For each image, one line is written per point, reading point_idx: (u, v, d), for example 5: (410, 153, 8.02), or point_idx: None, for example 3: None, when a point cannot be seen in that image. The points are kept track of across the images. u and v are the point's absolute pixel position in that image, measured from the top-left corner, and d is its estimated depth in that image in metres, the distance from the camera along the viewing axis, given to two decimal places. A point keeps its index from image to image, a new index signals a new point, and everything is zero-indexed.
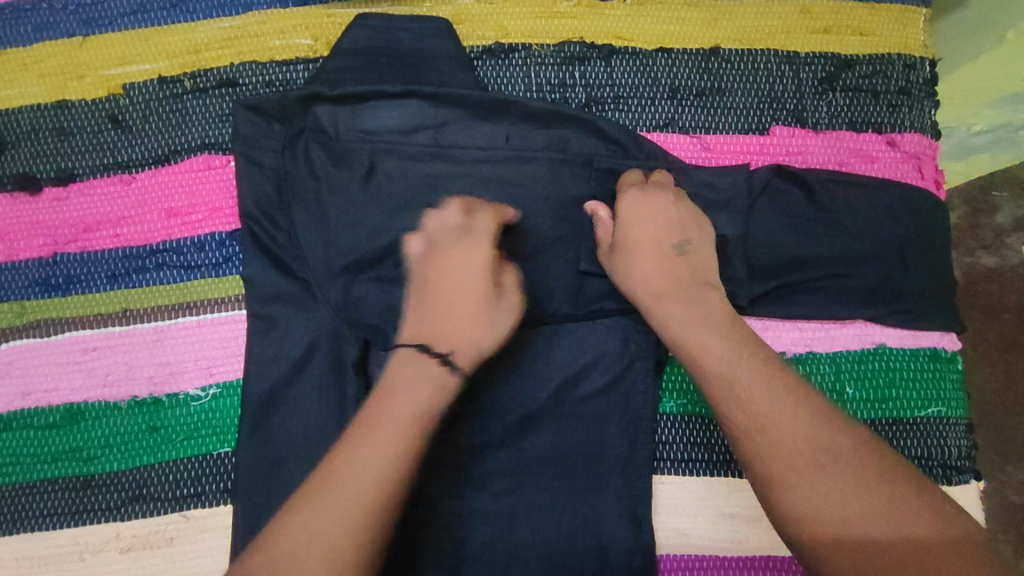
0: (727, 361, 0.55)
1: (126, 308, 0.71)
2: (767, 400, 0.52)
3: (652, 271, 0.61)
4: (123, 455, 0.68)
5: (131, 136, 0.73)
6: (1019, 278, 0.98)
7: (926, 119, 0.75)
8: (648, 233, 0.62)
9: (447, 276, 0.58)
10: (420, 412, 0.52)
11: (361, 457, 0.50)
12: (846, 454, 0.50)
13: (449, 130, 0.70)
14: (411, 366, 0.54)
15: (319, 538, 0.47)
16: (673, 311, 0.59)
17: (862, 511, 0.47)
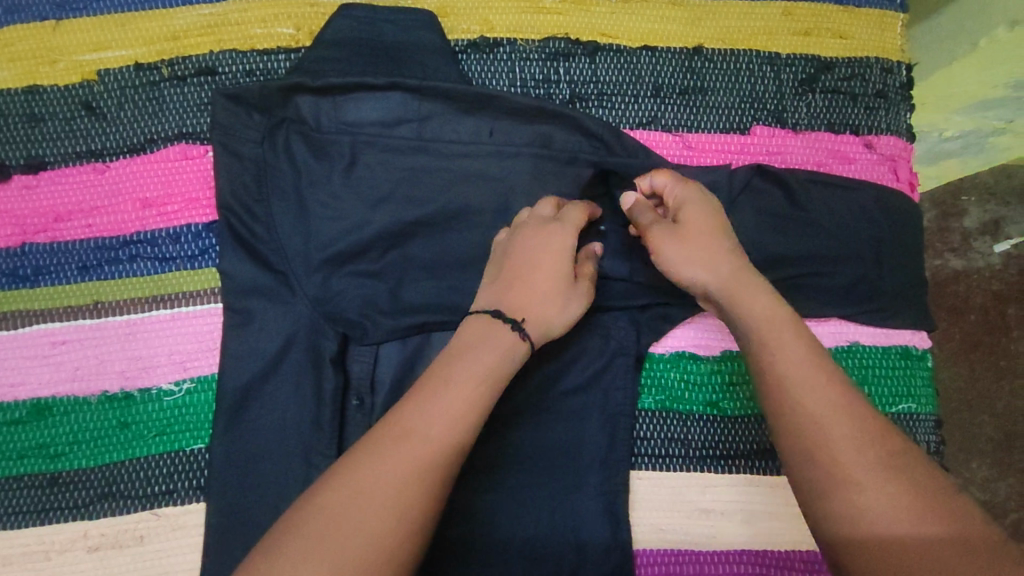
0: (793, 358, 0.52)
1: (97, 301, 0.69)
2: (830, 403, 0.49)
3: (714, 263, 0.57)
4: (92, 451, 0.66)
5: (104, 124, 0.71)
6: (984, 280, 1.01)
7: (902, 122, 0.77)
8: (704, 219, 0.59)
9: (526, 249, 0.59)
10: (460, 412, 0.49)
11: (392, 451, 0.47)
12: (909, 470, 0.46)
13: (433, 123, 0.70)
14: (483, 330, 0.54)
15: (332, 532, 0.44)
16: (745, 305, 0.55)
17: (910, 515, 0.44)
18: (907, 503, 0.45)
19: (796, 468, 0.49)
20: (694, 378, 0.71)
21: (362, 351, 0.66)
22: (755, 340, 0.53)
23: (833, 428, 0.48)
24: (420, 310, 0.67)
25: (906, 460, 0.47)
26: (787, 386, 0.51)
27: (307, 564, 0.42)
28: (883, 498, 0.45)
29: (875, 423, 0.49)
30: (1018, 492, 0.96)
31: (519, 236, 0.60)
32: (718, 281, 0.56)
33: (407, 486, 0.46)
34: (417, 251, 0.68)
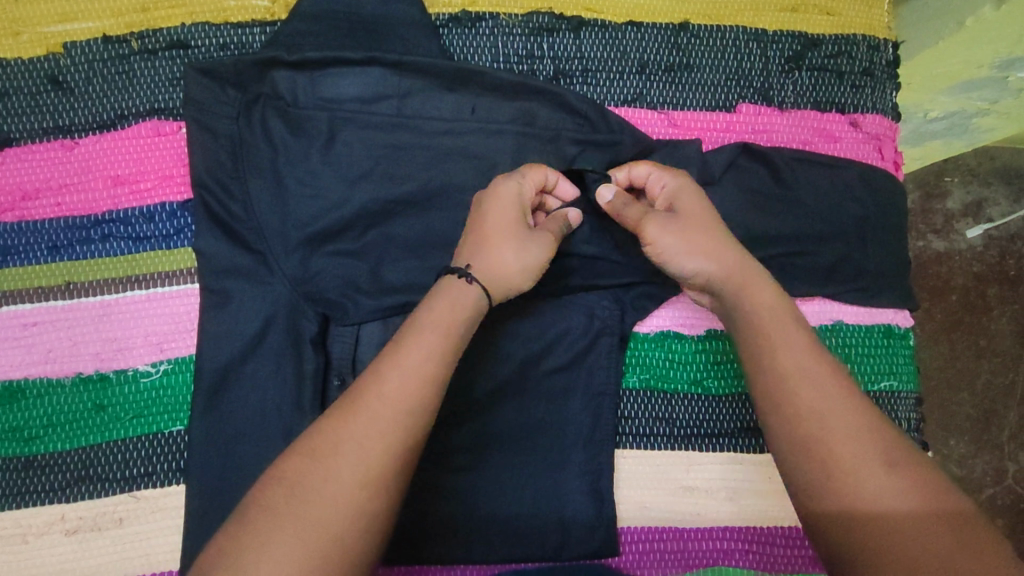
0: (791, 345, 0.52)
1: (69, 281, 0.67)
2: (823, 388, 0.50)
3: (716, 254, 0.57)
4: (67, 434, 0.65)
5: (72, 99, 0.69)
6: (965, 262, 1.02)
7: (888, 101, 0.76)
8: (701, 210, 0.60)
9: (500, 211, 0.58)
10: (425, 387, 0.48)
11: (359, 432, 0.46)
12: (903, 455, 0.47)
13: (413, 100, 0.68)
14: (454, 294, 0.53)
15: (302, 516, 0.43)
16: (754, 298, 0.55)
17: (892, 490, 0.45)
18: (902, 487, 0.45)
19: (790, 452, 0.49)
20: (679, 357, 0.71)
21: (343, 331, 0.65)
22: (756, 328, 0.54)
23: (829, 414, 0.49)
24: (401, 289, 0.66)
25: (897, 444, 0.48)
26: (786, 373, 0.51)
27: (280, 551, 0.41)
28: (870, 479, 0.46)
29: (866, 409, 0.49)
30: (993, 468, 0.98)
31: (493, 197, 0.58)
32: (722, 269, 0.56)
33: (379, 466, 0.45)
34: (399, 230, 0.67)
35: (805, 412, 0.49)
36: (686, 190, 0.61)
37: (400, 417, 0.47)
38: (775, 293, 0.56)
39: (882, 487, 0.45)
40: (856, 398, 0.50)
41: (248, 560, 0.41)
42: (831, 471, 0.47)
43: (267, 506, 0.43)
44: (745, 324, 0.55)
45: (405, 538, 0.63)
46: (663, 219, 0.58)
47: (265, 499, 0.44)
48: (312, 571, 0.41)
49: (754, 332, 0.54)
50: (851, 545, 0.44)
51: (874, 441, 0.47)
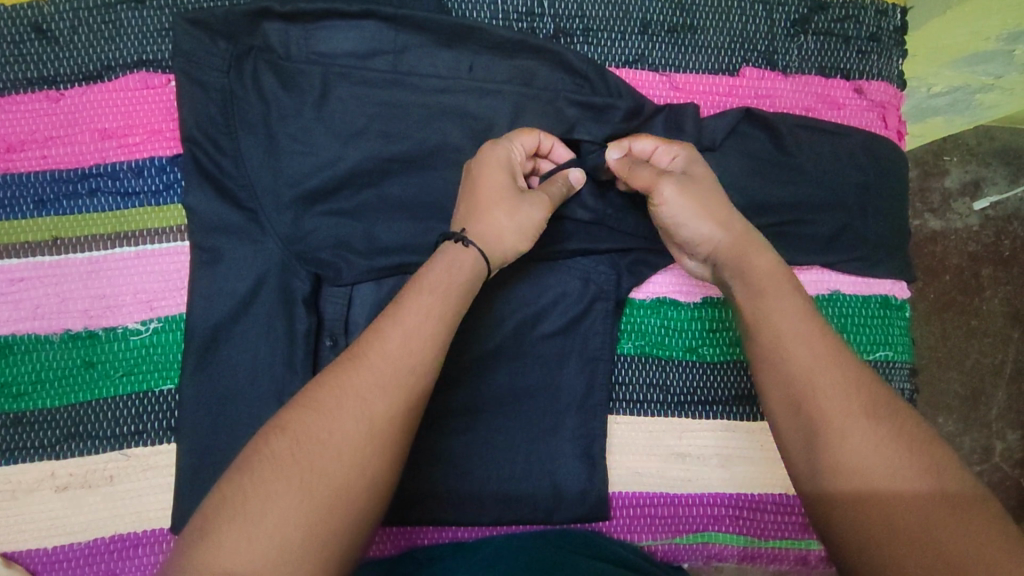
0: (786, 313, 0.51)
1: (57, 237, 0.66)
2: (822, 358, 0.49)
3: (721, 219, 0.55)
4: (57, 391, 0.64)
5: (57, 48, 0.67)
6: (961, 241, 1.01)
7: (894, 68, 0.75)
8: (709, 179, 0.59)
9: (491, 178, 0.57)
10: (430, 348, 0.48)
11: (363, 388, 0.45)
12: (896, 421, 0.46)
13: (409, 56, 0.66)
14: (453, 260, 0.52)
15: (308, 469, 0.42)
16: (758, 263, 0.54)
17: (892, 464, 0.44)
18: (895, 455, 0.44)
19: (789, 423, 0.48)
20: (674, 324, 0.70)
21: (336, 292, 0.65)
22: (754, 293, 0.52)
23: (822, 384, 0.48)
24: (395, 250, 0.65)
25: (889, 410, 0.47)
26: (782, 341, 0.50)
27: (285, 504, 0.40)
28: (870, 453, 0.44)
29: (859, 376, 0.48)
30: (981, 445, 0.99)
31: (482, 164, 0.57)
32: (730, 232, 0.55)
33: (384, 422, 0.44)
34: (392, 190, 0.65)
35: (798, 381, 0.48)
36: (694, 161, 0.60)
37: (404, 374, 0.46)
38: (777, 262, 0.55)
39: (875, 457, 0.44)
40: (850, 365, 0.49)
41: (253, 510, 0.40)
42: (825, 443, 0.46)
43: (271, 456, 0.42)
44: (744, 291, 0.53)
45: (396, 499, 0.63)
46: (675, 181, 0.57)
47: (268, 450, 0.43)
48: (297, 531, 0.39)
49: (749, 301, 0.53)
50: (847, 521, 0.43)
51: (864, 408, 0.46)
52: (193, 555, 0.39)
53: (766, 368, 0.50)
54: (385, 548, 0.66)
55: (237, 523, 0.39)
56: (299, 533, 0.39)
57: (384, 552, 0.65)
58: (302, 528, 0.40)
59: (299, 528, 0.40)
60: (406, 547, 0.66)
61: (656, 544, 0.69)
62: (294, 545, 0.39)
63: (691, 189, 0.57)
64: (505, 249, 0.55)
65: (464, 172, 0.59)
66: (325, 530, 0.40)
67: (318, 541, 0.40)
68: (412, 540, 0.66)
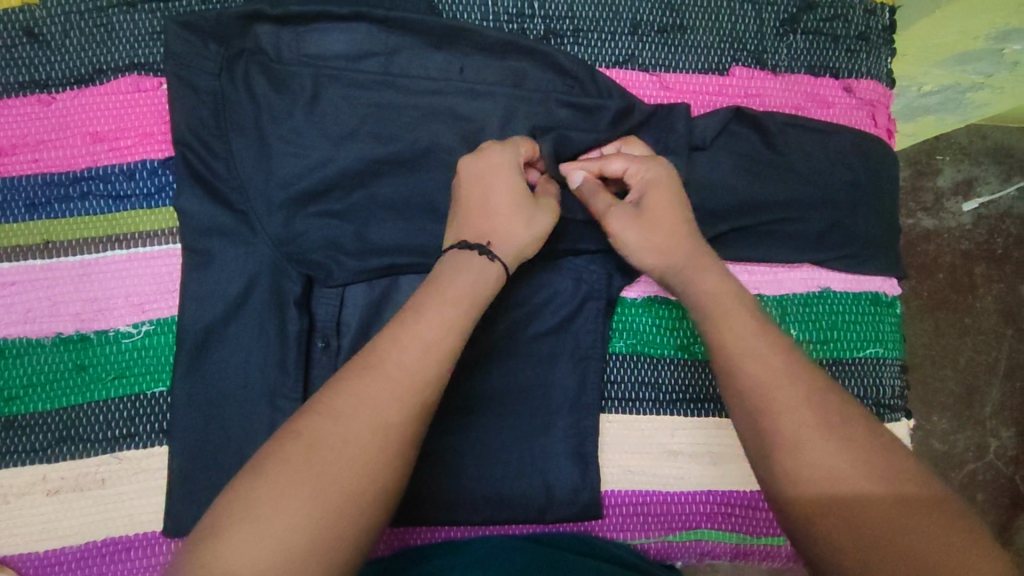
0: (744, 330, 0.49)
1: (48, 240, 0.66)
2: (775, 362, 0.47)
3: (661, 244, 0.56)
4: (48, 394, 0.64)
5: (48, 52, 0.67)
6: (954, 240, 1.02)
7: (883, 67, 0.75)
8: (669, 201, 0.57)
9: (499, 183, 0.57)
10: (443, 358, 0.47)
11: (378, 396, 0.44)
12: (855, 424, 0.45)
13: (400, 58, 0.67)
14: (472, 266, 0.52)
15: (321, 478, 0.41)
16: (702, 281, 0.53)
17: (853, 469, 0.43)
18: (858, 461, 0.43)
19: (749, 439, 0.47)
20: (665, 323, 0.70)
21: (328, 293, 0.65)
22: (704, 314, 0.52)
23: (783, 394, 0.46)
24: (386, 251, 0.65)
25: (849, 415, 0.46)
26: (740, 353, 0.48)
27: (292, 509, 0.39)
28: (829, 458, 0.44)
29: (816, 381, 0.47)
30: (975, 443, 0.99)
31: (485, 171, 0.57)
32: (672, 263, 0.55)
33: (397, 435, 0.44)
34: (384, 191, 0.66)
35: (758, 393, 0.47)
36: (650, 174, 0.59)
37: (417, 385, 0.45)
38: (732, 282, 0.53)
39: (841, 464, 0.43)
40: (807, 371, 0.48)
41: (259, 514, 0.39)
42: (789, 455, 0.44)
43: (281, 459, 0.41)
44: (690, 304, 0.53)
45: None
46: (623, 212, 0.58)
47: (279, 453, 0.42)
48: (307, 540, 0.39)
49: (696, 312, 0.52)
50: (807, 526, 0.43)
51: (823, 414, 0.45)
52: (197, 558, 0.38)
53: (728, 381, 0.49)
54: (378, 548, 0.66)
55: (243, 527, 0.39)
56: (307, 543, 0.39)
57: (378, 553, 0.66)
58: (309, 536, 0.39)
59: (306, 536, 0.39)
60: (398, 548, 0.66)
61: (650, 542, 0.69)
62: (299, 553, 0.38)
63: (638, 215, 0.57)
64: (524, 249, 0.56)
65: (454, 182, 0.58)
66: (331, 539, 0.40)
67: (324, 550, 0.39)
68: (405, 540, 0.66)
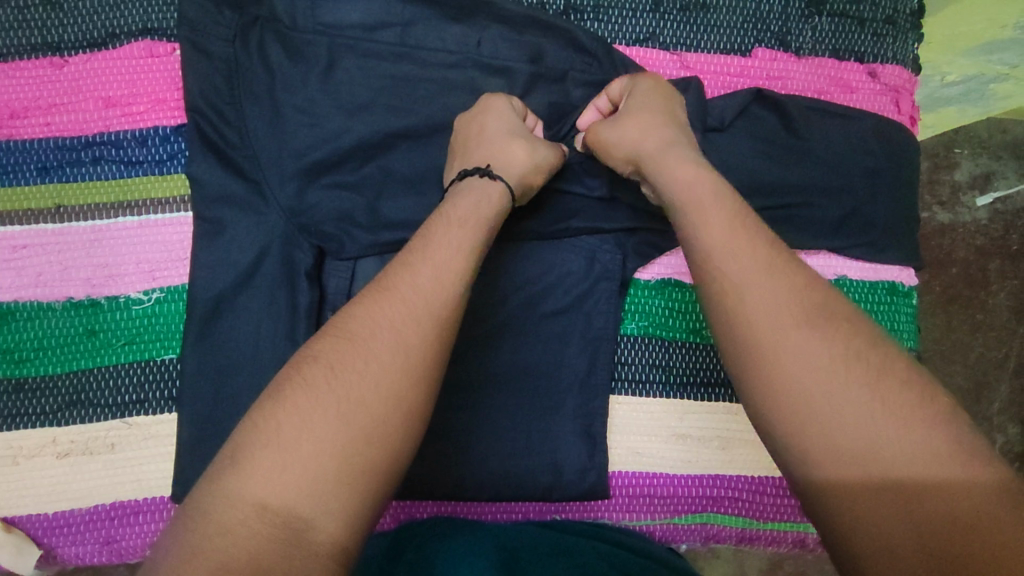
0: (734, 246, 0.46)
1: (60, 205, 0.66)
2: (784, 297, 0.44)
3: (640, 126, 0.57)
4: (59, 358, 0.64)
5: (61, 14, 0.66)
6: (969, 235, 1.00)
7: (909, 51, 0.73)
8: (652, 101, 0.60)
9: (495, 119, 0.60)
10: (458, 283, 0.47)
11: (396, 319, 0.43)
12: (860, 368, 0.40)
13: (416, 29, 0.66)
14: (477, 195, 0.54)
15: (345, 402, 0.40)
16: (682, 159, 0.54)
17: (873, 433, 0.38)
18: (858, 415, 0.39)
19: (748, 395, 0.43)
20: (677, 306, 0.70)
21: (339, 265, 0.65)
22: (679, 201, 0.51)
23: (788, 350, 0.42)
24: (399, 225, 0.64)
25: (863, 363, 0.41)
26: (731, 303, 0.45)
27: (321, 430, 0.39)
28: (845, 423, 0.39)
29: (823, 321, 0.43)
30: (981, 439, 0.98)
31: (482, 110, 0.61)
32: (638, 152, 0.57)
33: (420, 354, 0.43)
34: (397, 165, 0.65)
35: (745, 346, 0.43)
36: (643, 85, 0.62)
37: (436, 307, 0.45)
38: (706, 170, 0.53)
39: (844, 423, 0.39)
40: (804, 302, 0.43)
41: (289, 437, 0.38)
42: (787, 417, 0.41)
43: (306, 383, 0.41)
44: (673, 191, 0.52)
45: None
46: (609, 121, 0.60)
47: (301, 376, 0.41)
48: (334, 466, 0.38)
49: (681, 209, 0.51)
50: (822, 510, 0.39)
51: (820, 349, 0.41)
52: (224, 483, 0.37)
53: (735, 335, 0.44)
54: (386, 522, 0.66)
55: (271, 450, 0.38)
56: (337, 465, 0.38)
57: (383, 526, 0.66)
58: (336, 460, 0.38)
59: (335, 458, 0.38)
60: (404, 521, 0.66)
61: (654, 524, 0.69)
62: (329, 474, 0.38)
63: (622, 113, 0.60)
64: (521, 176, 0.58)
65: (456, 126, 0.62)
66: (362, 460, 0.39)
67: (355, 470, 0.38)
68: (411, 514, 0.67)
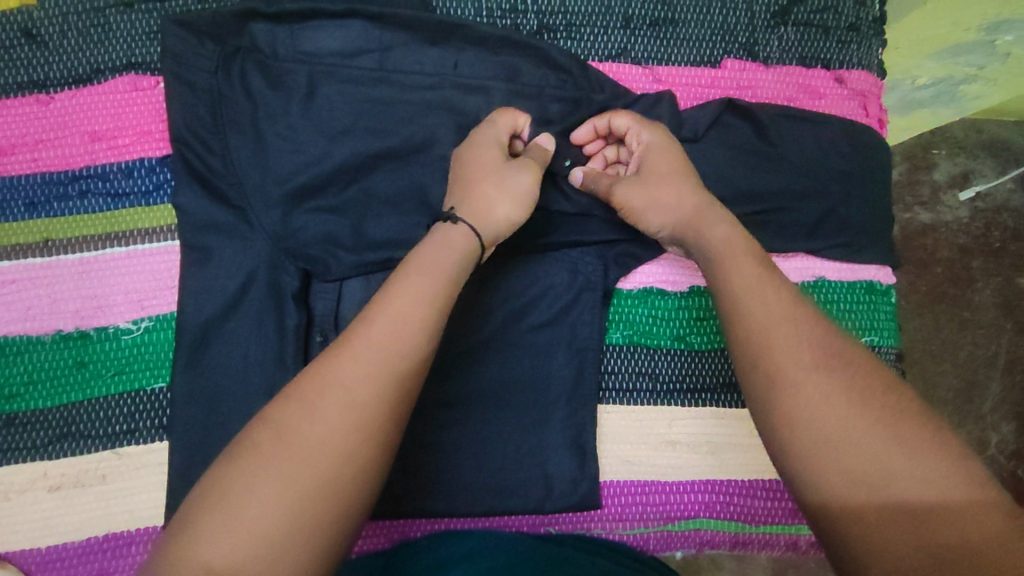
0: (755, 295, 0.49)
1: (48, 239, 0.66)
2: (799, 340, 0.46)
3: (665, 185, 0.59)
4: (49, 391, 0.65)
5: (46, 52, 0.67)
6: (951, 234, 1.02)
7: (874, 57, 0.76)
8: (667, 160, 0.62)
9: (473, 156, 0.61)
10: (415, 335, 0.48)
11: (347, 376, 0.45)
12: (872, 405, 0.43)
13: (395, 54, 0.67)
14: (438, 240, 0.54)
15: (291, 460, 0.42)
16: (711, 217, 0.56)
17: (891, 463, 0.41)
18: (873, 447, 0.41)
19: (767, 429, 0.45)
20: (662, 313, 0.71)
21: (326, 287, 0.65)
22: (710, 256, 0.54)
23: (805, 390, 0.44)
24: (383, 245, 0.65)
25: (872, 396, 0.43)
26: (761, 347, 0.47)
27: (267, 493, 0.41)
28: (867, 455, 0.41)
29: (837, 362, 0.45)
30: (975, 437, 0.98)
31: (463, 149, 0.62)
32: (664, 208, 0.58)
33: (370, 409, 0.44)
34: (380, 186, 0.66)
35: (773, 388, 0.45)
36: (657, 142, 0.63)
37: (390, 362, 0.46)
38: (733, 226, 0.55)
39: (861, 455, 0.41)
40: (813, 343, 0.46)
41: (234, 500, 0.41)
42: (806, 449, 0.43)
43: (253, 448, 0.43)
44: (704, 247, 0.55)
45: (387, 492, 0.64)
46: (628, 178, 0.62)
47: (250, 441, 0.43)
48: (280, 524, 0.40)
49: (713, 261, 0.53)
50: (840, 533, 0.41)
51: (840, 389, 0.44)
52: (179, 544, 0.40)
53: (762, 374, 0.46)
54: (380, 541, 0.66)
55: (219, 514, 0.40)
56: (280, 523, 0.40)
57: (376, 545, 0.66)
58: (280, 518, 0.40)
59: (278, 518, 0.40)
60: (399, 540, 0.66)
61: (648, 532, 0.69)
62: (273, 533, 0.40)
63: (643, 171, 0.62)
64: (490, 212, 0.57)
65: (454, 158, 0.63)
66: (308, 517, 0.41)
67: (302, 526, 0.40)
68: (404, 533, 0.66)
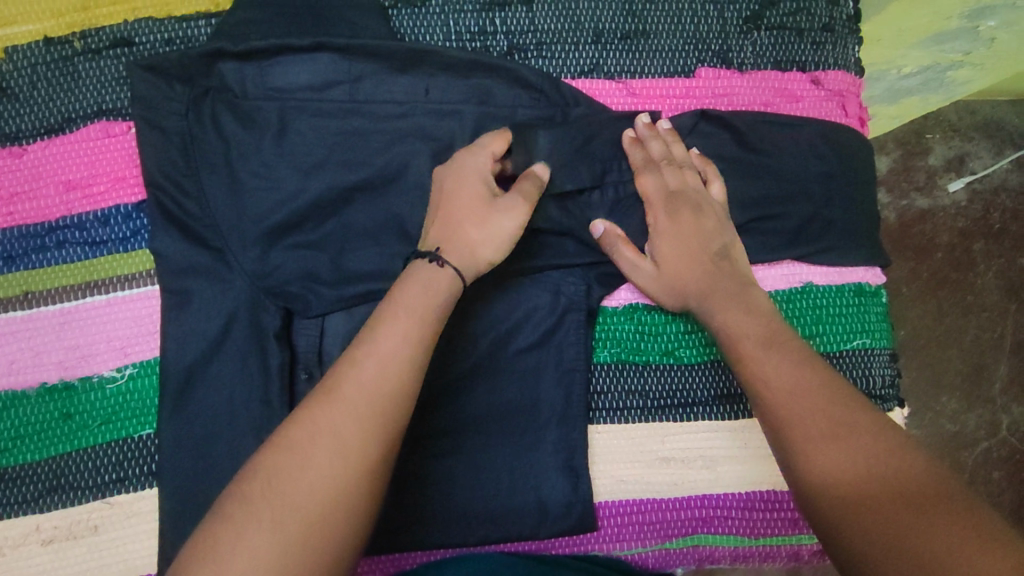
0: (755, 338, 0.57)
1: (27, 291, 0.66)
2: (797, 368, 0.54)
3: (682, 256, 0.64)
4: (37, 444, 0.64)
5: (16, 104, 0.68)
6: (949, 218, 1.01)
7: (850, 56, 0.75)
8: (690, 227, 0.64)
9: (456, 186, 0.59)
10: (404, 375, 0.48)
11: (336, 420, 0.45)
12: (856, 422, 0.49)
13: (365, 85, 0.67)
14: (422, 281, 0.53)
15: (283, 509, 0.42)
16: (723, 289, 0.61)
17: (873, 468, 0.46)
18: (856, 454, 0.47)
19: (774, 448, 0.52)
20: (648, 328, 0.70)
21: (307, 324, 0.65)
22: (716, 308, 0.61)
23: (797, 409, 0.51)
24: (362, 278, 0.65)
25: (859, 416, 0.49)
26: (761, 377, 0.54)
27: (258, 545, 0.40)
28: (850, 459, 0.47)
29: (832, 390, 0.52)
30: (986, 422, 0.97)
31: (447, 175, 0.60)
32: (682, 282, 0.63)
33: (361, 452, 0.44)
34: (356, 219, 0.66)
35: (771, 408, 0.52)
36: (680, 199, 0.64)
37: (380, 405, 0.46)
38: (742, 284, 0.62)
39: (846, 460, 0.47)
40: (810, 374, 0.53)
41: (225, 554, 0.40)
42: (800, 458, 0.49)
43: (244, 500, 0.42)
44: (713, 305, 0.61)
45: (380, 526, 0.63)
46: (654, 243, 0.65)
47: (240, 495, 0.42)
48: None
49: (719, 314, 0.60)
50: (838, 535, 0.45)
51: (830, 410, 0.50)
52: None
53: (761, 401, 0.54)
54: None
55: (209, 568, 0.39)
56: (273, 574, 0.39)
57: None
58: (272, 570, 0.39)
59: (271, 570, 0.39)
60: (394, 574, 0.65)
61: (646, 552, 0.68)
62: None
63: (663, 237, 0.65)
64: (475, 250, 0.57)
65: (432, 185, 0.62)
66: (303, 568, 0.40)
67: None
68: (399, 566, 0.66)
